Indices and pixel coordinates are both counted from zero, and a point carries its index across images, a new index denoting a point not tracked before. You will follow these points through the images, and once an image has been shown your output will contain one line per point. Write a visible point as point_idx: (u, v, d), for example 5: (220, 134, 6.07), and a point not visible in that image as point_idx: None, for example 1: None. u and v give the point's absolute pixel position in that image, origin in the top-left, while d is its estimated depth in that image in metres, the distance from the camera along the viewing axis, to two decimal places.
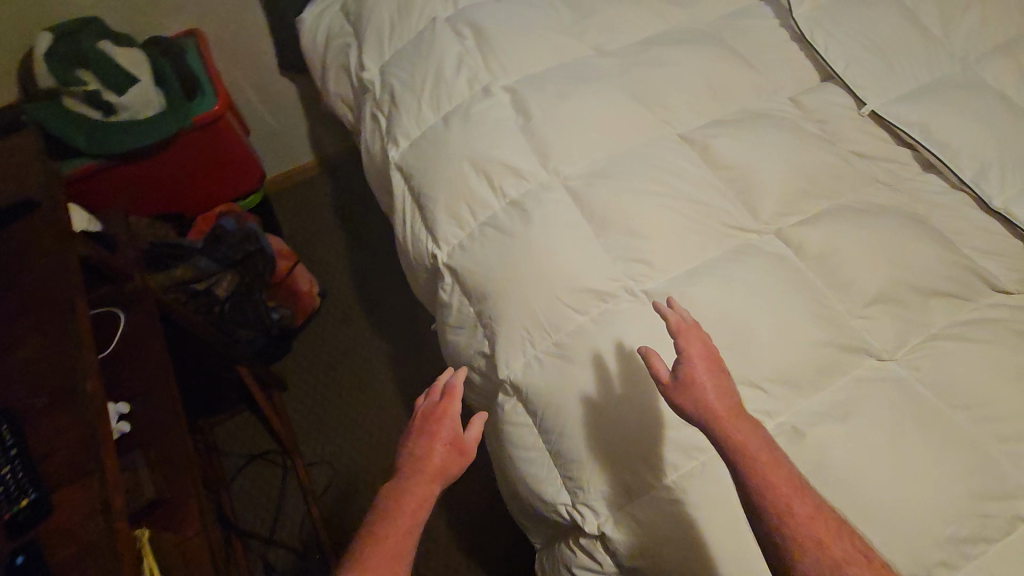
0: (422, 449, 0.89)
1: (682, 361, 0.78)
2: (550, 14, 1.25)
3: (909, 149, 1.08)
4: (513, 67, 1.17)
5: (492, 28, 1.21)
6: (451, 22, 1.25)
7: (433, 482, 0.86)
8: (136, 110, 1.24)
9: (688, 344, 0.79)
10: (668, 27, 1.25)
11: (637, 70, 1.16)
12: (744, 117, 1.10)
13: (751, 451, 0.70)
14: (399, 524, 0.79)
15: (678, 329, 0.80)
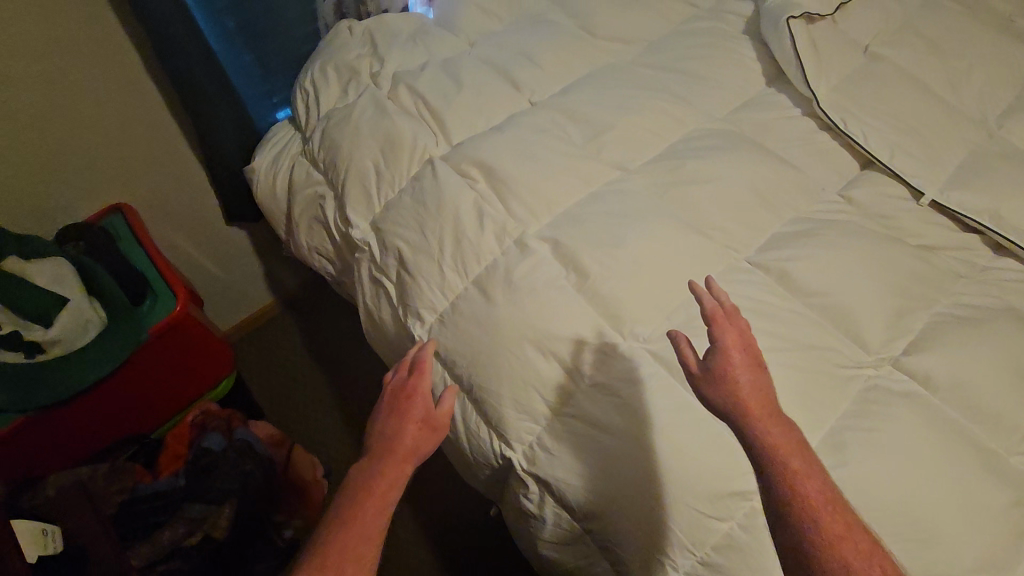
0: (393, 429, 0.82)
1: (716, 353, 0.73)
2: (558, 136, 1.10)
3: (975, 233, 1.02)
4: (539, 207, 1.01)
5: (505, 165, 1.04)
6: (451, 160, 1.08)
7: (404, 461, 0.79)
8: (70, 341, 0.96)
9: (723, 334, 0.74)
10: (687, 128, 1.14)
11: (679, 188, 1.03)
12: (810, 227, 0.99)
13: (781, 452, 0.66)
14: (367, 511, 0.74)
15: (713, 316, 0.74)
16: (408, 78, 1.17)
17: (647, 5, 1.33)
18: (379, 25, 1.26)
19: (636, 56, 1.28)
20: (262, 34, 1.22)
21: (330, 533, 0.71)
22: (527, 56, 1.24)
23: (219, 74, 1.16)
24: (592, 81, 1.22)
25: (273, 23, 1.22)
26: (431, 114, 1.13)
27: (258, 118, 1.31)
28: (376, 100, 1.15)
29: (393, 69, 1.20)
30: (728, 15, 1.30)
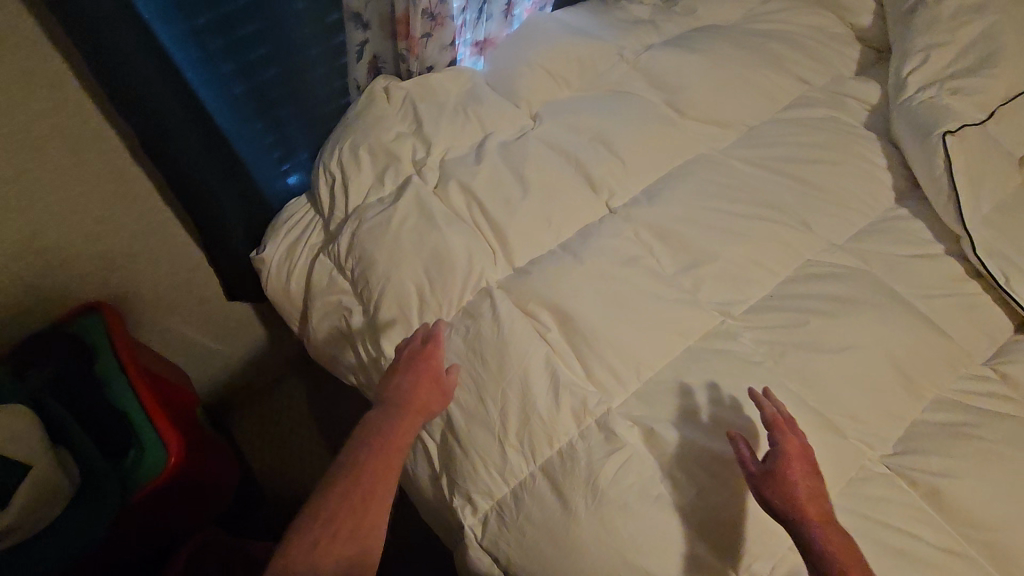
0: (406, 387, 0.76)
1: (775, 456, 0.68)
2: (645, 264, 0.89)
3: None
4: (625, 369, 0.81)
5: (582, 309, 0.83)
6: (513, 293, 0.86)
7: (414, 418, 0.74)
8: (29, 525, 0.74)
9: (786, 442, 0.68)
10: (808, 263, 0.92)
11: (802, 355, 0.82)
12: (968, 421, 0.79)
13: (845, 565, 0.62)
14: (378, 461, 0.70)
15: (773, 423, 0.69)
16: (460, 171, 0.94)
17: (748, 79, 1.09)
18: (423, 94, 1.02)
19: (734, 147, 1.05)
20: (277, 99, 0.97)
21: (343, 479, 0.68)
22: (604, 145, 1.01)
23: (222, 155, 0.93)
24: (682, 183, 0.98)
25: (290, 86, 0.97)
26: (488, 226, 0.91)
27: (270, 196, 1.06)
28: (418, 199, 0.92)
29: (440, 157, 0.97)
30: (848, 101, 1.07)
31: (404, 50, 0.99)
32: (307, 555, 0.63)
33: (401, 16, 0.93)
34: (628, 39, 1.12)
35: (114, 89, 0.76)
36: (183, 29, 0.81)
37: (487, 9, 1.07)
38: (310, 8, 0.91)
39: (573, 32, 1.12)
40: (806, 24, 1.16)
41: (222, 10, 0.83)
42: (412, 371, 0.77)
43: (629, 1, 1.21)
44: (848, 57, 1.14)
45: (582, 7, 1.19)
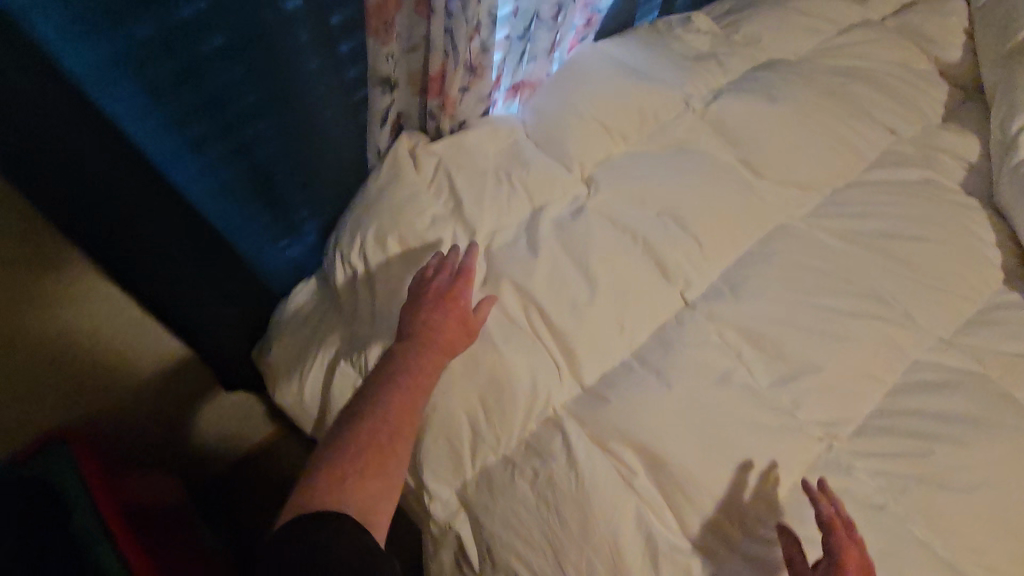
0: (429, 322, 0.70)
1: (828, 565, 0.60)
2: (741, 379, 0.75)
3: None
4: (729, 521, 0.68)
5: (675, 446, 0.69)
6: (590, 424, 0.71)
7: (438, 358, 0.69)
8: None
9: (842, 549, 0.60)
10: (916, 366, 0.80)
11: (926, 492, 0.71)
12: None
13: None
14: (400, 399, 0.66)
15: (829, 524, 0.62)
16: (514, 266, 0.77)
17: (830, 129, 0.94)
18: (459, 161, 0.84)
19: (819, 215, 0.90)
20: (282, 180, 0.77)
21: (366, 415, 0.65)
22: (674, 220, 0.85)
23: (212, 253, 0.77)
24: (770, 267, 0.84)
25: (302, 164, 0.77)
26: (553, 336, 0.75)
27: (273, 283, 0.88)
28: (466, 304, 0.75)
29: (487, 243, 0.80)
30: (943, 159, 0.94)
31: (435, 108, 0.81)
32: (333, 491, 0.59)
33: (435, 73, 0.75)
34: (694, 83, 0.95)
35: (49, 194, 0.59)
36: (153, 117, 0.62)
37: (532, 50, 0.87)
38: (328, 69, 0.71)
39: (629, 73, 0.94)
40: (891, 59, 1.01)
41: (209, 91, 0.63)
42: (434, 305, 0.71)
43: (686, 29, 1.03)
44: (937, 101, 1.00)
45: (633, 37, 1.01)
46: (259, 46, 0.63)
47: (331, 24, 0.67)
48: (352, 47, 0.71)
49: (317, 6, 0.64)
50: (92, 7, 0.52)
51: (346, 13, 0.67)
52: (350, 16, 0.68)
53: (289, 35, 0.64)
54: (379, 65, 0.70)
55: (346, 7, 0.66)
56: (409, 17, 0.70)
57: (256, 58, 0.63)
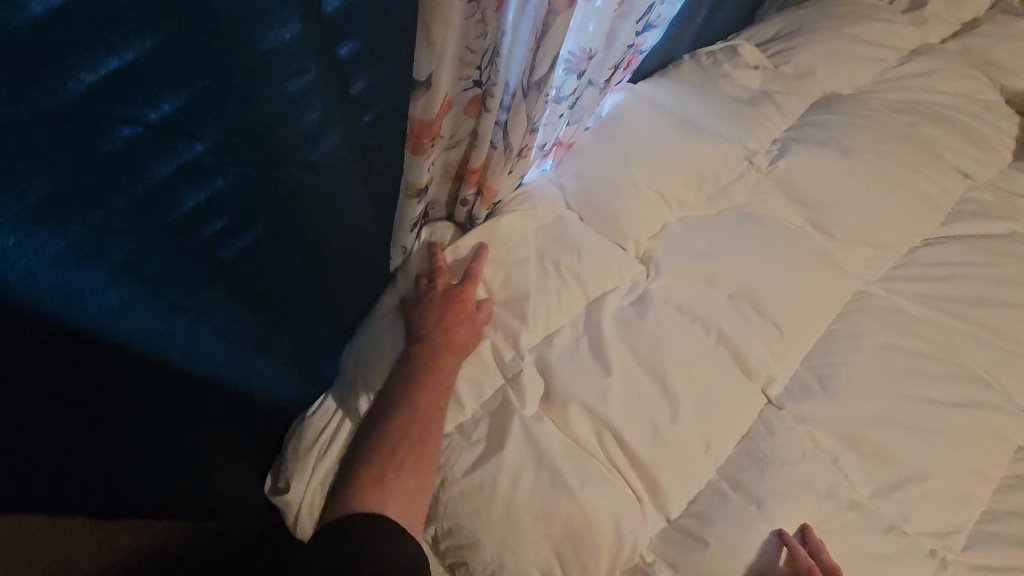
0: (434, 323, 0.66)
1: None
2: (844, 495, 0.66)
3: None
4: None
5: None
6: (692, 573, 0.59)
7: (450, 356, 0.65)
8: None
9: None
10: (1019, 456, 0.72)
11: None
12: None
13: None
14: (418, 401, 0.62)
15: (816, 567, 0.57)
16: (581, 384, 0.65)
17: (902, 177, 0.84)
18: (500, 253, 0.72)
19: (897, 276, 0.80)
20: (284, 303, 0.65)
21: (386, 423, 0.61)
22: (750, 304, 0.74)
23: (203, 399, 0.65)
24: (859, 351, 0.74)
25: (320, 276, 0.66)
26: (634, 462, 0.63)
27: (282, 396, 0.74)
28: (530, 440, 0.62)
29: (543, 356, 0.67)
30: (1021, 205, 0.86)
31: (471, 197, 0.70)
32: (370, 497, 0.57)
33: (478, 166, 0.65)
34: (753, 135, 0.83)
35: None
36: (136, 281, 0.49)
37: (575, 112, 0.75)
38: (354, 170, 0.60)
39: (681, 130, 0.82)
40: (954, 92, 0.92)
41: (199, 240, 0.51)
42: (437, 303, 0.67)
43: (735, 62, 0.91)
44: (1005, 136, 0.91)
45: (677, 79, 0.88)
46: (268, 171, 0.51)
47: (359, 122, 0.57)
48: (378, 141, 0.61)
49: (346, 108, 0.54)
50: (36, 199, 0.39)
51: (379, 109, 0.58)
52: (383, 112, 0.58)
53: (304, 153, 0.53)
54: (419, 179, 0.59)
55: (373, 103, 0.56)
56: (454, 116, 0.60)
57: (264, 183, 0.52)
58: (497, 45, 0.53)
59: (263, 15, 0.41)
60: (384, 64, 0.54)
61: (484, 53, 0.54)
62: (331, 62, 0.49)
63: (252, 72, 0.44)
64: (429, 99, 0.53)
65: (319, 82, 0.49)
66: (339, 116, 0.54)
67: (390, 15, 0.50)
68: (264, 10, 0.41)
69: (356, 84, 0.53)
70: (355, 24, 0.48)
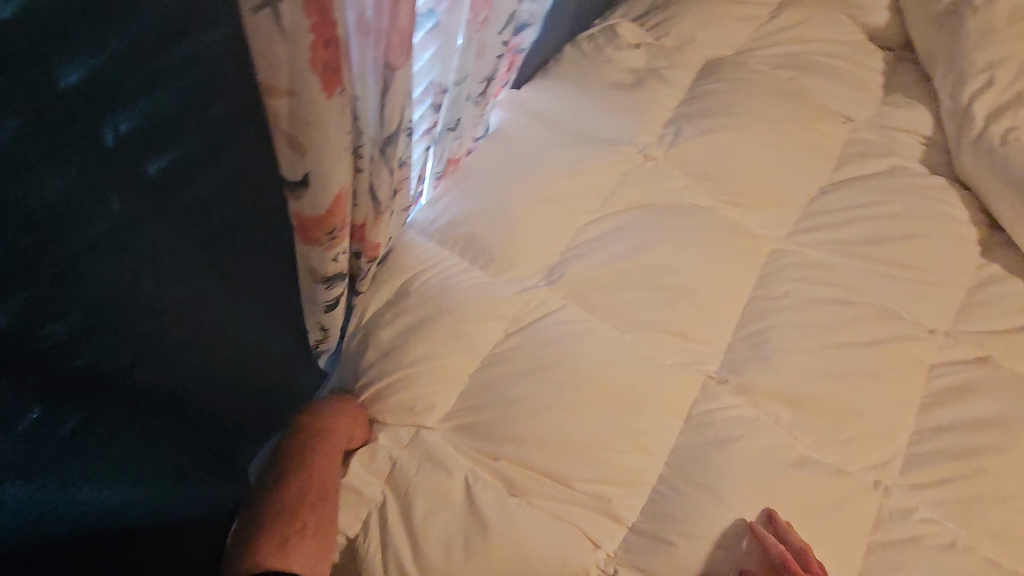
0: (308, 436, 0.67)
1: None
2: (791, 453, 0.70)
3: None
4: None
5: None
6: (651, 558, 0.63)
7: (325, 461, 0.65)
8: None
9: None
10: (935, 373, 0.78)
11: (981, 507, 0.71)
12: None
13: None
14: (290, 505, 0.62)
15: (787, 566, 0.61)
16: (505, 426, 0.67)
17: (787, 136, 0.88)
18: (397, 303, 0.73)
19: (802, 231, 0.84)
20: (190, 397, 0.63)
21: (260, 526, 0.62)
22: (672, 291, 0.76)
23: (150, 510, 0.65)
24: (783, 314, 0.77)
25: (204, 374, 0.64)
26: (585, 492, 0.65)
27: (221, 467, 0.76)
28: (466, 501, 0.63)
29: (466, 409, 0.68)
30: (899, 138, 0.91)
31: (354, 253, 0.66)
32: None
33: (360, 223, 0.61)
34: (645, 120, 0.83)
35: None
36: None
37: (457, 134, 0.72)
38: (219, 271, 0.57)
39: (565, 138, 0.81)
40: (823, 38, 0.96)
41: (61, 389, 0.48)
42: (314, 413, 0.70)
43: (617, 45, 0.90)
44: (877, 72, 0.96)
45: (557, 78, 0.87)
46: (110, 305, 0.48)
47: (219, 223, 0.53)
48: (245, 236, 0.57)
49: (201, 205, 0.51)
50: None
51: (249, 199, 0.54)
52: (254, 202, 0.55)
53: (146, 276, 0.50)
54: (327, 267, 0.57)
55: (218, 206, 0.52)
56: None
57: (112, 318, 0.49)
58: (353, 108, 0.48)
59: (31, 169, 0.37)
60: (219, 168, 0.49)
61: (365, 122, 0.50)
62: (160, 168, 0.45)
63: (53, 220, 0.40)
64: (315, 195, 0.49)
65: (135, 206, 0.45)
66: (179, 229, 0.50)
67: (210, 112, 0.45)
68: (37, 163, 0.37)
69: (202, 180, 0.49)
70: (174, 135, 0.44)
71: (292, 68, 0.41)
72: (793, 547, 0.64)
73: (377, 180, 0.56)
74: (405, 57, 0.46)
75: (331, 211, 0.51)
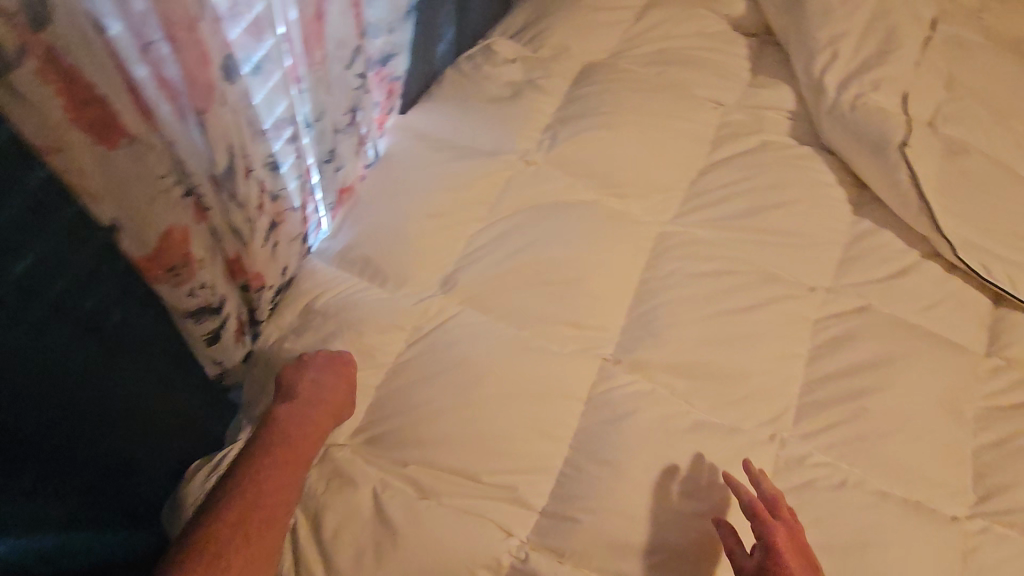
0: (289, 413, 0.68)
1: (763, 553, 0.63)
2: (686, 420, 0.74)
3: None
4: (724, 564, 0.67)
5: (698, 562, 0.67)
6: (560, 536, 0.67)
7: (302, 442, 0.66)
8: None
9: (772, 534, 0.64)
10: (818, 328, 0.84)
11: (865, 443, 0.77)
12: (1019, 430, 0.80)
13: None
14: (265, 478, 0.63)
15: (756, 513, 0.65)
16: (410, 432, 0.70)
17: (662, 125, 0.94)
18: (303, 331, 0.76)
19: (686, 212, 0.89)
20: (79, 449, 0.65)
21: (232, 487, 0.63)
22: (563, 284, 0.80)
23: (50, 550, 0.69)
24: (670, 291, 0.82)
25: (93, 432, 0.65)
26: (493, 484, 0.69)
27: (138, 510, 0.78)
28: (376, 508, 0.66)
29: (375, 421, 0.72)
30: (767, 115, 0.98)
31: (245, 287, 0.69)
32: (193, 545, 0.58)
33: (232, 256, 0.65)
34: (523, 129, 0.89)
35: None
36: None
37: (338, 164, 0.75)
38: (85, 333, 0.59)
39: (449, 153, 0.86)
40: (687, 33, 1.03)
41: None
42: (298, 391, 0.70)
43: (494, 61, 0.96)
44: (741, 58, 1.03)
45: (441, 99, 0.92)
46: None
47: (67, 281, 0.55)
48: (103, 287, 0.58)
49: (45, 266, 0.52)
50: None
51: (100, 251, 0.56)
52: (108, 253, 0.57)
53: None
54: (179, 301, 0.62)
55: (56, 275, 0.54)
56: None
57: None
58: (172, 154, 0.53)
59: None
60: (44, 237, 0.51)
61: (189, 164, 0.55)
62: None
63: None
64: (138, 233, 0.55)
65: None
66: (14, 306, 0.51)
67: (23, 180, 0.48)
68: None
69: (38, 243, 0.51)
70: None
71: (75, 132, 0.47)
72: (766, 497, 0.67)
73: (233, 215, 0.60)
74: (210, 100, 0.51)
75: (161, 247, 0.57)
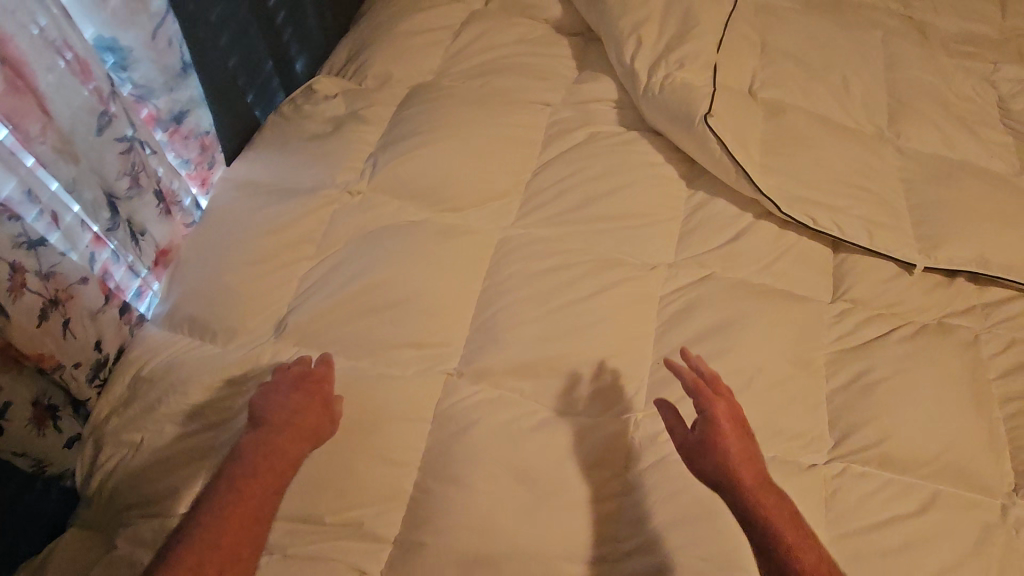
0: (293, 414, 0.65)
1: (704, 422, 0.65)
2: (532, 420, 0.75)
3: (970, 280, 0.92)
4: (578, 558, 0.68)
5: (553, 561, 0.67)
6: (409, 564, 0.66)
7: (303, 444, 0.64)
8: None
9: (711, 406, 0.65)
10: (663, 304, 0.85)
11: None
12: (866, 367, 0.82)
13: (778, 526, 0.58)
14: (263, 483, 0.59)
15: (697, 388, 0.66)
16: None
17: (489, 131, 0.94)
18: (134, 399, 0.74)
19: (525, 214, 0.90)
20: None
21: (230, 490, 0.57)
22: (398, 306, 0.79)
23: None
24: (509, 295, 0.82)
25: None
26: (339, 523, 0.68)
27: None
28: None
29: None
30: (592, 108, 1.01)
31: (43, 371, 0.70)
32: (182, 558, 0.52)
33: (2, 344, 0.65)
34: (341, 160, 0.89)
35: None
36: None
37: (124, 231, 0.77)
38: None
39: (267, 196, 0.86)
40: (507, 41, 1.06)
41: None
42: (301, 391, 0.68)
43: (314, 100, 0.97)
44: (563, 57, 1.07)
45: (261, 146, 0.93)
46: None
47: None
48: None
49: None
50: None
51: None
52: None
53: None
54: None
55: None
56: None
57: None
58: None
59: None
60: None
61: None
62: None
63: None
64: None
65: None
66: None
67: None
68: None
69: None
70: None
71: None
72: (704, 374, 0.69)
73: None
74: None
75: None
